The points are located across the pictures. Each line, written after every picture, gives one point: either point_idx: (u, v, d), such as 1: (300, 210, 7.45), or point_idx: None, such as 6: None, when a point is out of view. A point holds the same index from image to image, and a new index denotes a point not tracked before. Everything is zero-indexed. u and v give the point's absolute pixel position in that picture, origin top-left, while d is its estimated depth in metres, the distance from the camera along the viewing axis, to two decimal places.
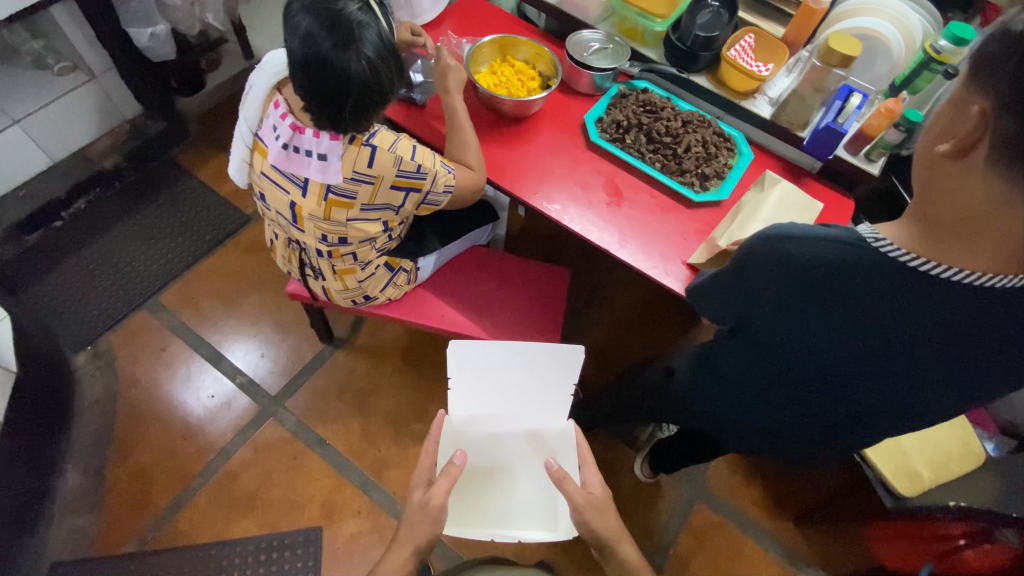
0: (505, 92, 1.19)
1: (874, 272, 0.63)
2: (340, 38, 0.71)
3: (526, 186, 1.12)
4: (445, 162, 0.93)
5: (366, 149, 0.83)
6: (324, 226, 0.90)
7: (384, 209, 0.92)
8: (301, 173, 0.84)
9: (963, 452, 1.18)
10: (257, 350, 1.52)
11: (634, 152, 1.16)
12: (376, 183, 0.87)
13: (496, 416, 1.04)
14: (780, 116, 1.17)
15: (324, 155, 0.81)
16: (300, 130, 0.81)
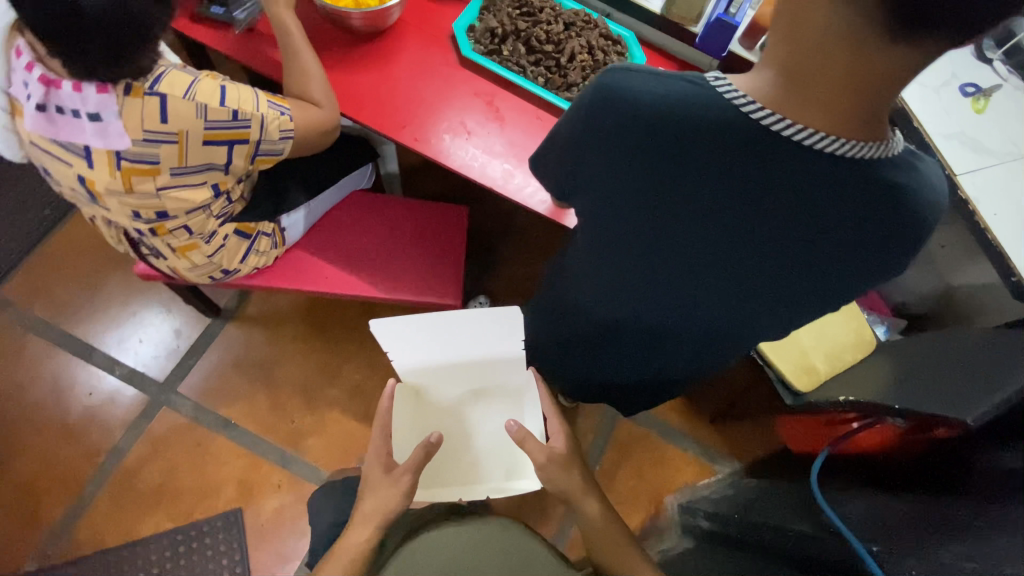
0: (351, 1, 0.97)
1: (733, 132, 0.49)
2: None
3: (391, 118, 0.96)
4: (275, 102, 0.77)
5: (152, 99, 0.66)
6: (131, 202, 0.74)
7: (207, 170, 0.75)
8: (78, 141, 0.67)
9: (857, 341, 1.23)
10: (135, 336, 1.35)
11: (513, 66, 1.01)
12: (181, 141, 0.69)
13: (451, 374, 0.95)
14: (670, 10, 1.05)
15: (96, 115, 0.65)
16: (55, 85, 0.64)
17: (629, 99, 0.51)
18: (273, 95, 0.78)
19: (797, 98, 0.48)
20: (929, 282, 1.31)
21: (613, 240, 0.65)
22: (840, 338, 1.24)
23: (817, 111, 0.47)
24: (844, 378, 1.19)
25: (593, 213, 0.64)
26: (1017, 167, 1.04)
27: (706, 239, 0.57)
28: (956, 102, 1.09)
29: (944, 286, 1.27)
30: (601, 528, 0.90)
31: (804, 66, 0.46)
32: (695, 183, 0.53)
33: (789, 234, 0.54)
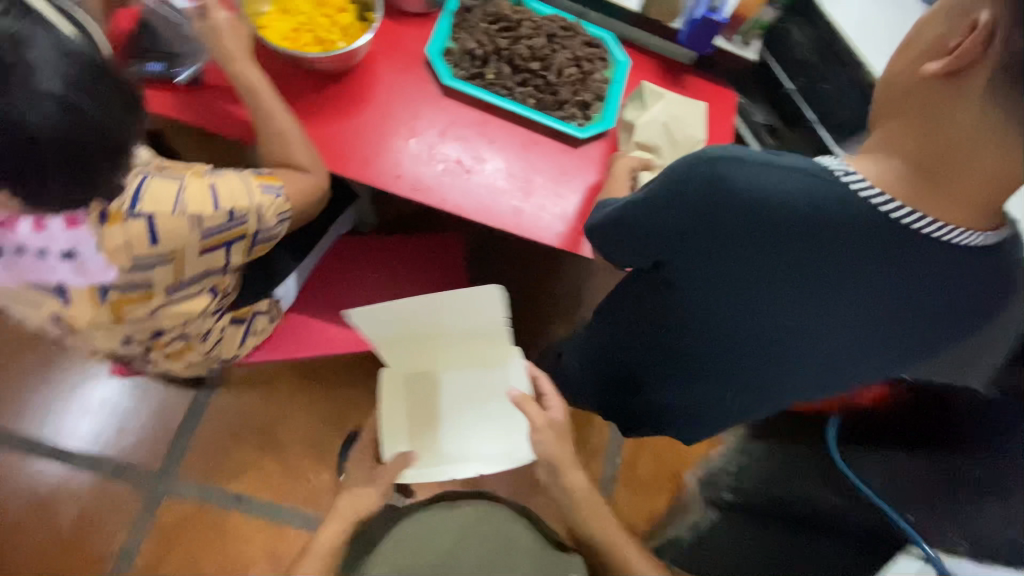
0: (312, 38, 0.86)
1: (846, 223, 0.49)
2: (10, 80, 0.45)
3: (382, 167, 0.87)
4: (268, 185, 0.68)
5: (137, 222, 0.56)
6: (121, 329, 0.64)
7: (204, 277, 0.66)
8: (48, 281, 0.56)
9: None
10: (113, 426, 1.22)
11: (500, 90, 0.94)
12: (175, 258, 0.60)
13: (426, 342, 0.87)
14: (650, 8, 1.00)
15: (70, 252, 0.55)
16: (10, 226, 0.53)
17: (735, 188, 0.51)
18: (261, 176, 0.69)
19: (930, 192, 0.48)
20: None
21: (697, 316, 0.62)
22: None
23: (953, 203, 0.48)
24: None
25: (670, 287, 0.62)
26: None
27: (805, 321, 0.55)
28: None
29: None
30: (581, 500, 0.90)
31: (945, 156, 0.47)
32: (810, 269, 0.52)
33: (900, 309, 0.53)
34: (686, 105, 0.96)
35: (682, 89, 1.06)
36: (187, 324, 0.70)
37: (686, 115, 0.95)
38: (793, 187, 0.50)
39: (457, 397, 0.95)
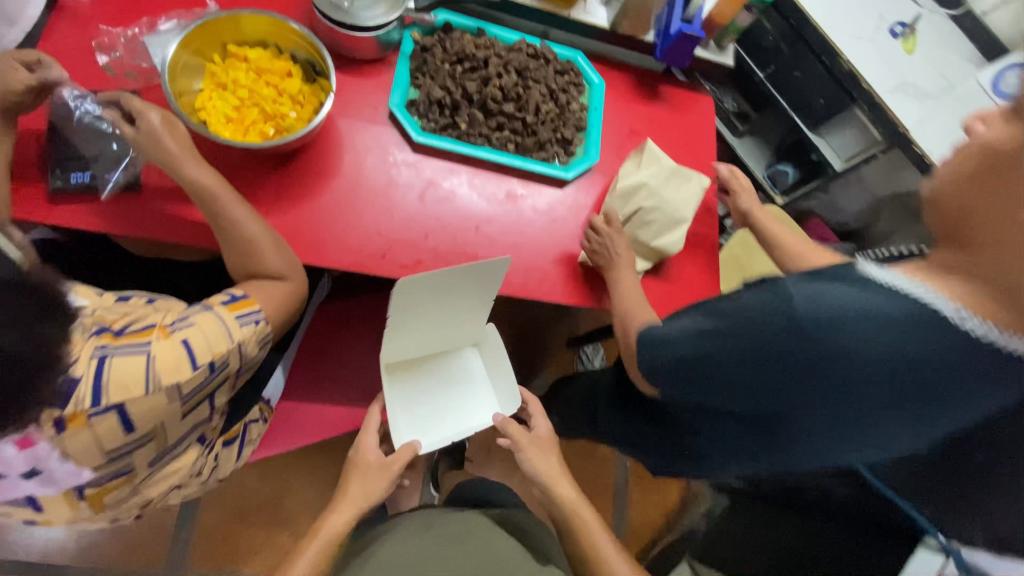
0: (260, 114, 0.75)
1: (948, 353, 0.53)
2: None
3: (362, 248, 0.79)
4: (243, 315, 0.60)
5: (103, 419, 0.49)
6: (106, 511, 0.58)
7: (191, 433, 0.59)
8: (15, 493, 0.52)
9: None
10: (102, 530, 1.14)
11: (475, 138, 0.86)
12: (156, 434, 0.53)
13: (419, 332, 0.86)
14: (621, 23, 0.92)
15: (33, 470, 0.49)
16: None
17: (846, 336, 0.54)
18: (234, 304, 0.60)
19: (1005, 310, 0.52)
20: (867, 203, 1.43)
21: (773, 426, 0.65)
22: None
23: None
24: None
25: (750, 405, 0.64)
26: (950, 103, 1.10)
27: (890, 430, 0.60)
28: (890, 49, 1.10)
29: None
30: (569, 507, 0.83)
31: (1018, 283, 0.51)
32: (908, 395, 0.56)
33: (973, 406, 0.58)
34: (680, 177, 0.89)
35: (661, 102, 1.01)
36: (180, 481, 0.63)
37: (674, 190, 0.88)
38: (868, 309, 0.54)
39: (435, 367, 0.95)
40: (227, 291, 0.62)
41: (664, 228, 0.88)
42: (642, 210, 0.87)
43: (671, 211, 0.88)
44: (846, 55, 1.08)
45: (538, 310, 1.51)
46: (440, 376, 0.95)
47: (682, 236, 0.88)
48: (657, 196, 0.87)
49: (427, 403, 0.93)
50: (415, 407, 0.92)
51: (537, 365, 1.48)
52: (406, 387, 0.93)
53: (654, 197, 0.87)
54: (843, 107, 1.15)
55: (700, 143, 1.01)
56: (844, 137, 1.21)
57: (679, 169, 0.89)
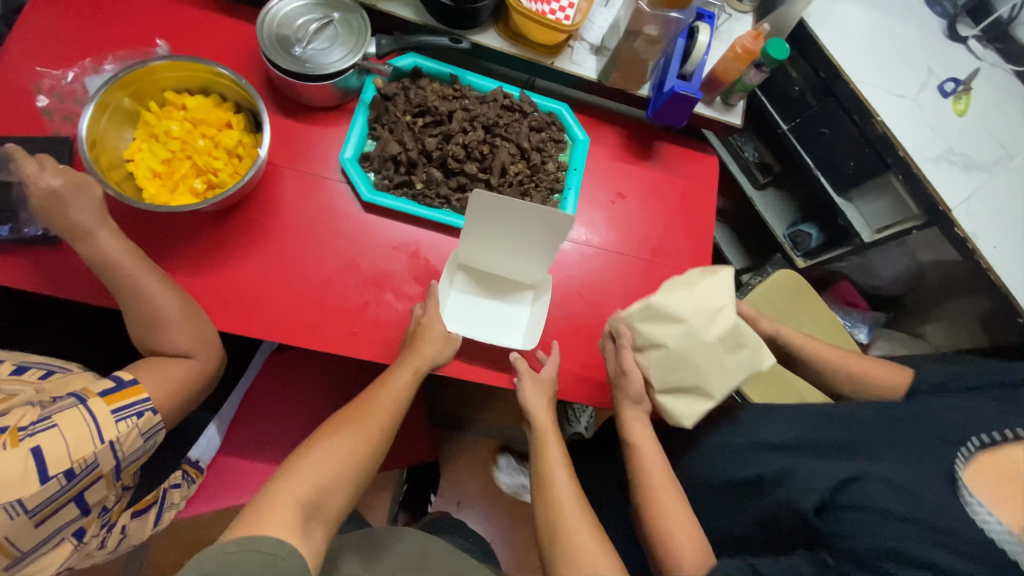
0: (193, 170, 0.70)
1: None
2: None
3: (286, 318, 0.70)
4: (117, 410, 0.54)
5: None
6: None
7: (64, 527, 0.55)
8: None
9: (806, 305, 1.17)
10: None
11: (432, 200, 0.78)
12: (3, 543, 0.50)
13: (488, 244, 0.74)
14: (609, 74, 0.82)
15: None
16: None
17: None
18: (115, 395, 0.55)
19: None
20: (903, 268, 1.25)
21: None
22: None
23: None
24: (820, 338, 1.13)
25: None
26: (1006, 176, 0.94)
27: None
28: (936, 110, 0.95)
29: (919, 269, 1.20)
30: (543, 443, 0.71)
31: None
32: None
33: None
34: (731, 340, 0.65)
35: (656, 161, 0.90)
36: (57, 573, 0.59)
37: (716, 353, 0.64)
38: None
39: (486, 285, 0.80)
40: (113, 375, 0.57)
41: (678, 385, 0.66)
42: (660, 347, 0.66)
43: (697, 370, 0.65)
44: (882, 116, 0.93)
45: None
46: (496, 298, 0.80)
47: (691, 410, 0.65)
48: (687, 344, 0.65)
49: (471, 319, 0.78)
50: (459, 311, 0.78)
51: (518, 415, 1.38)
52: (458, 287, 0.79)
53: (680, 344, 0.65)
54: (876, 172, 1.00)
55: (695, 209, 0.89)
56: (876, 205, 1.05)
57: (738, 330, 0.65)
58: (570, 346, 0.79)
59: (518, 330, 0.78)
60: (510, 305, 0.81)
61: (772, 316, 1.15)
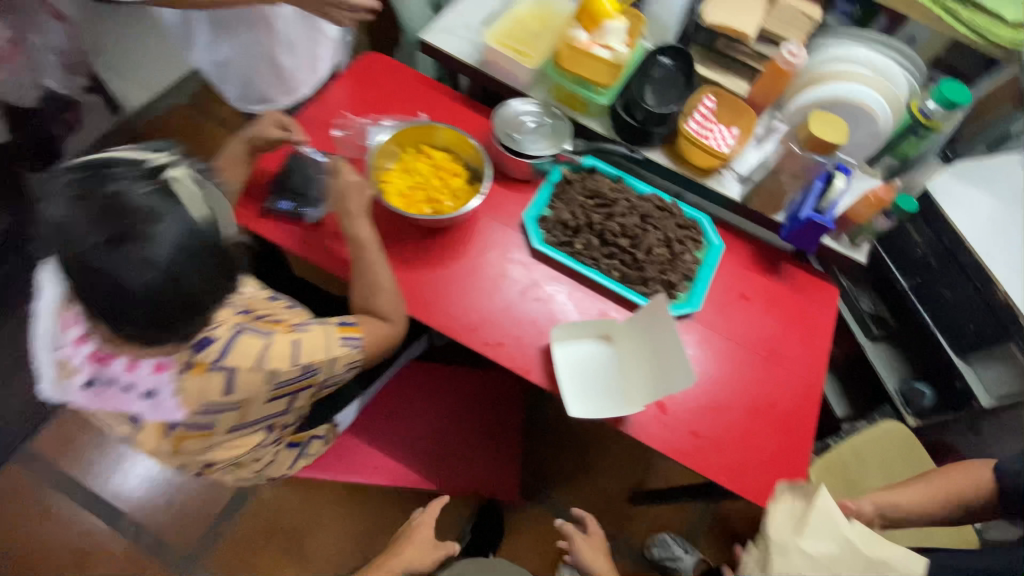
0: (423, 196, 0.95)
1: None
2: (130, 246, 0.49)
3: (457, 319, 0.89)
4: (345, 336, 0.72)
5: (217, 374, 0.59)
6: (177, 457, 0.66)
7: (269, 418, 0.69)
8: (123, 411, 0.59)
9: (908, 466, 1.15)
10: (162, 497, 1.27)
11: (586, 259, 0.96)
12: (243, 406, 0.63)
13: (641, 340, 0.85)
14: (751, 199, 0.99)
15: (151, 392, 0.57)
16: (106, 362, 0.57)
17: None
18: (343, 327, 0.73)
19: None
20: None
21: None
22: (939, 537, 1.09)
23: None
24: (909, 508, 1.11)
25: None
26: None
27: None
28: None
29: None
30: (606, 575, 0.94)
31: None
32: None
33: None
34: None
35: (779, 279, 1.02)
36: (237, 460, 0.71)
37: None
38: None
39: (605, 365, 0.89)
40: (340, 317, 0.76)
41: None
42: None
43: None
44: (1007, 289, 1.00)
45: (611, 447, 1.44)
46: (596, 376, 0.88)
47: None
48: None
49: (570, 363, 0.88)
50: (571, 350, 0.89)
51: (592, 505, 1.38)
52: (593, 341, 0.91)
53: None
54: (999, 341, 1.04)
55: (814, 328, 0.98)
56: (997, 372, 1.09)
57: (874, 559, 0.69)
58: (675, 411, 0.87)
59: (582, 401, 0.85)
60: (600, 389, 0.87)
61: (875, 465, 1.15)
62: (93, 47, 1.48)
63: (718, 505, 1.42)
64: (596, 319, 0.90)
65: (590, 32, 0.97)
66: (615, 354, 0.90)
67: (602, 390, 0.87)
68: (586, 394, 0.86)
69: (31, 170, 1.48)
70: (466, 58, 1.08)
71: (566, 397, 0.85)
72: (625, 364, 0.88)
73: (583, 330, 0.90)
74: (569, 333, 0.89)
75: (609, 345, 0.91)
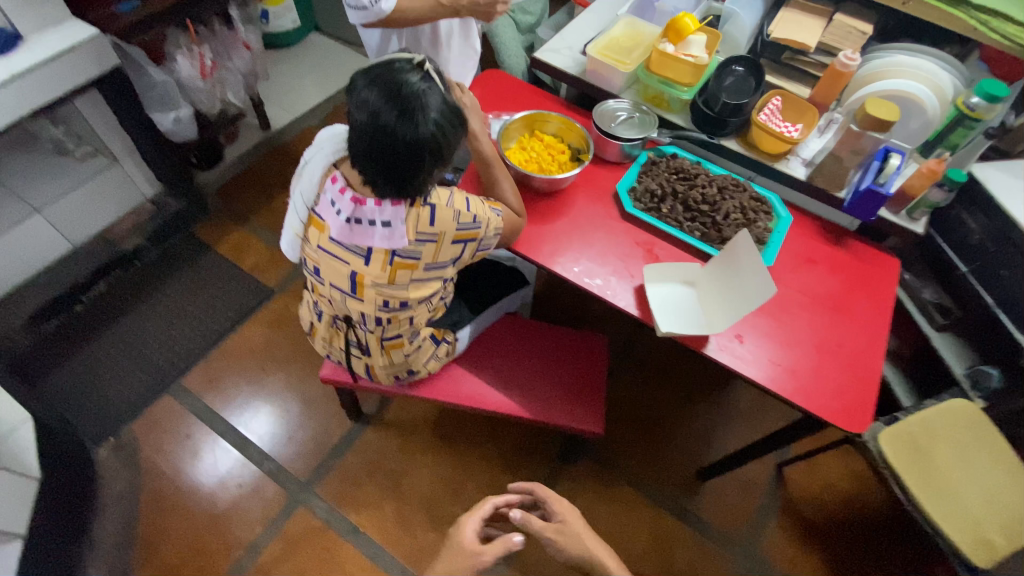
0: (537, 167, 1.19)
1: None
2: (417, 115, 0.73)
3: (563, 261, 1.09)
4: (493, 206, 0.94)
5: (426, 209, 0.85)
6: (385, 291, 0.91)
7: (444, 266, 0.94)
8: (364, 244, 0.84)
9: (977, 435, 1.19)
10: (284, 431, 1.47)
11: (672, 221, 1.14)
12: (439, 240, 0.88)
13: (722, 271, 1.01)
14: (815, 178, 1.16)
15: (388, 222, 0.82)
16: (362, 202, 0.82)
17: None
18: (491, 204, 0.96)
19: None
20: None
21: None
22: (1012, 501, 1.11)
23: None
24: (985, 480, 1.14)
25: None
26: None
27: None
28: None
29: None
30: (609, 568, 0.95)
31: None
32: None
33: None
34: None
35: (843, 250, 1.15)
36: (415, 306, 0.98)
37: None
38: None
39: (688, 301, 1.04)
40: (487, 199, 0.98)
41: None
42: None
43: None
44: None
45: (680, 425, 1.54)
46: (685, 310, 1.03)
47: None
48: None
49: (662, 295, 1.04)
50: (662, 288, 1.05)
51: (662, 476, 1.46)
52: (678, 279, 1.06)
53: None
54: None
55: (877, 291, 1.10)
56: None
57: None
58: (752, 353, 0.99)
59: (674, 323, 1.00)
60: (689, 314, 1.02)
61: (946, 438, 1.19)
62: (261, 75, 1.87)
63: (786, 488, 1.46)
64: (683, 266, 1.06)
65: (676, 44, 1.19)
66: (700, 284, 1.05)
67: (693, 313, 1.03)
68: (678, 320, 1.01)
69: (202, 168, 1.83)
70: (571, 70, 1.33)
71: (659, 320, 1.00)
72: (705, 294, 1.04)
73: (673, 270, 1.06)
74: (659, 273, 1.05)
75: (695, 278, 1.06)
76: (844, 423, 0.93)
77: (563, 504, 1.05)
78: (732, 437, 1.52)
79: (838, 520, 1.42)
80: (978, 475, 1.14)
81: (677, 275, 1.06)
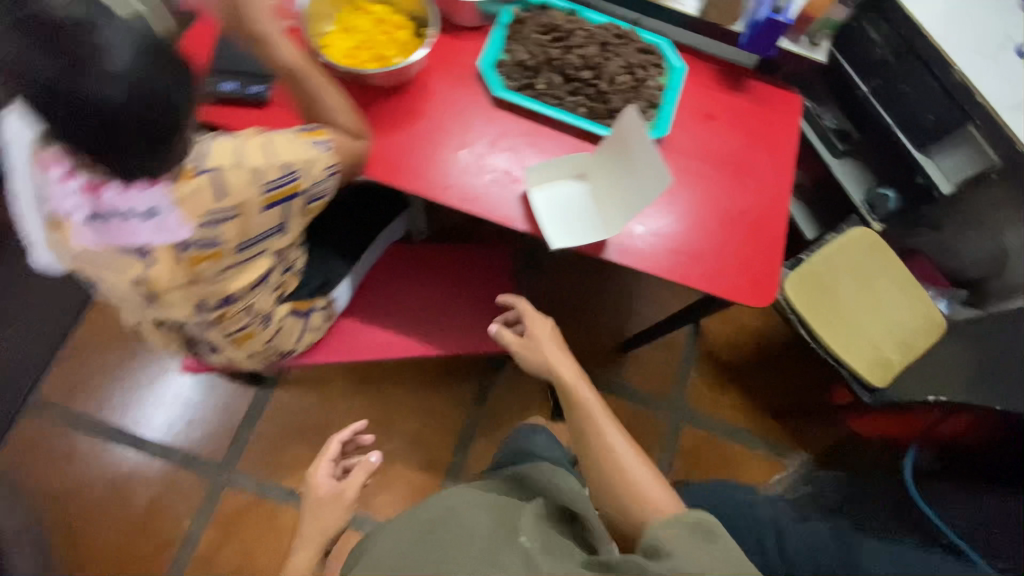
0: (372, 58, 0.90)
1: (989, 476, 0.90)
2: (89, 59, 0.51)
3: (432, 178, 0.88)
4: (313, 138, 0.72)
5: (204, 178, 0.62)
6: (194, 291, 0.69)
7: (268, 237, 0.72)
8: (131, 243, 0.61)
9: (876, 258, 1.22)
10: (182, 417, 1.31)
11: (550, 99, 0.93)
12: (242, 214, 0.66)
13: (615, 159, 0.86)
14: (709, 12, 0.97)
15: (152, 210, 0.60)
16: (100, 189, 0.59)
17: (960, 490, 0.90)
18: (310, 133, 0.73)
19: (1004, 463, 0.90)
20: (989, 246, 1.29)
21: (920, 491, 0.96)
22: (905, 319, 1.19)
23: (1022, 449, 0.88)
24: (879, 304, 1.19)
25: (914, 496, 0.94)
26: None
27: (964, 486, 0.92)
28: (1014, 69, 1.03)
29: (1003, 249, 1.27)
30: (564, 381, 0.91)
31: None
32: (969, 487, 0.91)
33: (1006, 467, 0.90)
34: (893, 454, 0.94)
35: (744, 97, 1.01)
36: (251, 291, 0.76)
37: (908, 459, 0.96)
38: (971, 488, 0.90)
39: (578, 201, 0.90)
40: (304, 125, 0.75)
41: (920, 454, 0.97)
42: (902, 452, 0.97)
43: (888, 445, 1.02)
44: (962, 68, 1.02)
45: (602, 305, 1.51)
46: (577, 214, 0.89)
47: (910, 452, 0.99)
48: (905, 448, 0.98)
49: (551, 198, 0.89)
50: (550, 189, 0.90)
51: (590, 359, 1.46)
52: (567, 174, 0.91)
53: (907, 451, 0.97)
54: (956, 125, 1.07)
55: (780, 139, 0.99)
56: (955, 159, 1.11)
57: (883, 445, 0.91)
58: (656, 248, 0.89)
59: (564, 231, 0.87)
60: (581, 217, 0.89)
61: (847, 271, 1.21)
62: None
63: (705, 340, 1.52)
64: (569, 156, 0.90)
65: None
66: (593, 178, 0.91)
67: (585, 213, 0.89)
68: (569, 227, 0.88)
69: None
70: None
71: (548, 233, 0.86)
72: (597, 189, 0.90)
73: (560, 164, 0.90)
74: (544, 170, 0.89)
75: (586, 170, 0.91)
76: (752, 298, 0.88)
77: (544, 327, 0.99)
78: (653, 304, 1.52)
79: (752, 356, 1.51)
80: (875, 301, 1.20)
81: (566, 169, 0.90)
